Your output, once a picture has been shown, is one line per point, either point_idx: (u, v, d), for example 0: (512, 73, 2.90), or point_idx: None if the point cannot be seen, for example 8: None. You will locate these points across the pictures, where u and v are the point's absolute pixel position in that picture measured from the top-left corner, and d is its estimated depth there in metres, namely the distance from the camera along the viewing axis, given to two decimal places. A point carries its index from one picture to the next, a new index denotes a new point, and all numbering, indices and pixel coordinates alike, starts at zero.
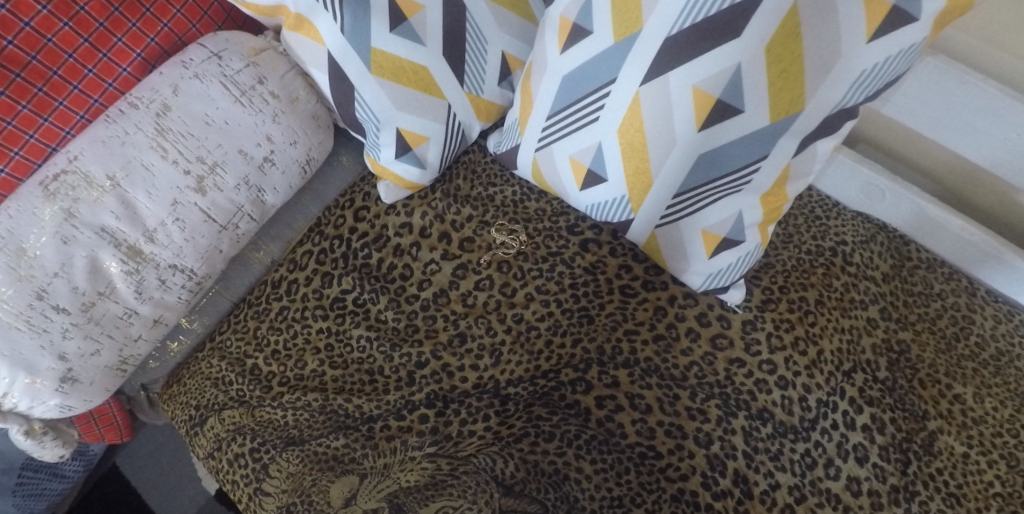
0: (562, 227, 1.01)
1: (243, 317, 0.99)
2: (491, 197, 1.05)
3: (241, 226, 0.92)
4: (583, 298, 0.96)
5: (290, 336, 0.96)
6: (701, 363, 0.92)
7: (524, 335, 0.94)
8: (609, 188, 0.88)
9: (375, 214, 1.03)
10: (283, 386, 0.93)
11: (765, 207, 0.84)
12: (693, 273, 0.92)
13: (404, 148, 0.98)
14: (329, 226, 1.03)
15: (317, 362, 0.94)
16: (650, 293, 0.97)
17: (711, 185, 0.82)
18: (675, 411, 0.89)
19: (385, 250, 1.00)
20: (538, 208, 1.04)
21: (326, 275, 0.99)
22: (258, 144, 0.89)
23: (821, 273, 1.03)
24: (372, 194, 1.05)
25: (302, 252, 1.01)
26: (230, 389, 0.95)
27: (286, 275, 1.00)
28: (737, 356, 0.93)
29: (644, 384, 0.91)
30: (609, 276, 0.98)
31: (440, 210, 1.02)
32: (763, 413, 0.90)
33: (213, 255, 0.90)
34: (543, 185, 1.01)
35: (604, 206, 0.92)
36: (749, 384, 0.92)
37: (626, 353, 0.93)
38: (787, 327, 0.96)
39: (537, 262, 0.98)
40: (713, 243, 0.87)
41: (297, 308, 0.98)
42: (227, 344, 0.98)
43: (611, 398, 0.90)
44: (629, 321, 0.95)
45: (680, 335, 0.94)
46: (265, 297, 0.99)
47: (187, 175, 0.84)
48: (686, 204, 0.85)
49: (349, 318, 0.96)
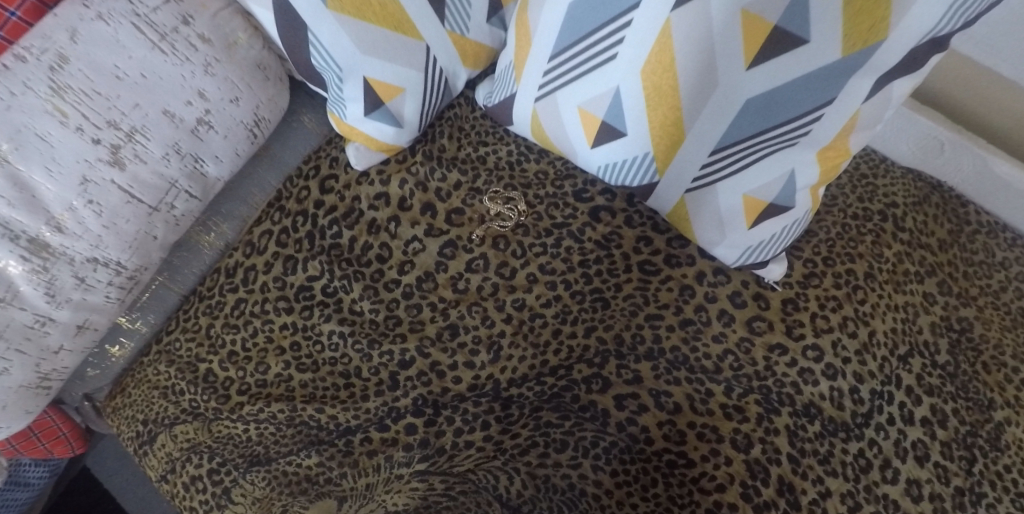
0: (568, 194, 0.85)
1: (194, 312, 0.84)
2: (482, 159, 0.88)
3: (177, 206, 0.76)
4: (596, 279, 0.81)
5: (249, 335, 0.81)
6: (737, 351, 0.79)
7: (527, 326, 0.79)
8: (628, 147, 0.72)
9: (344, 184, 0.86)
10: (242, 395, 0.79)
11: (822, 166, 0.68)
12: (728, 246, 0.76)
13: (373, 102, 0.81)
14: (291, 200, 0.87)
15: (282, 364, 0.79)
16: (674, 270, 0.81)
17: (759, 138, 0.65)
18: (708, 410, 0.76)
19: (358, 227, 0.84)
20: (539, 171, 0.87)
21: (289, 259, 0.83)
22: (188, 103, 0.72)
23: (870, 240, 0.89)
24: (341, 159, 0.88)
25: (259, 233, 0.85)
26: (182, 400, 0.81)
27: (242, 261, 0.84)
28: (778, 342, 0.79)
29: (671, 379, 0.77)
30: (625, 251, 0.82)
31: (422, 176, 0.86)
32: (810, 409, 0.78)
33: (146, 242, 0.74)
34: (544, 144, 0.84)
35: (619, 167, 0.75)
36: (793, 375, 0.78)
37: (648, 342, 0.79)
38: (833, 306, 0.82)
39: (540, 237, 0.82)
40: (756, 210, 0.72)
41: (256, 301, 0.82)
42: (176, 346, 0.83)
43: (632, 397, 0.76)
44: (652, 304, 0.80)
45: (712, 319, 0.80)
46: (218, 287, 0.84)
47: (96, 145, 0.67)
48: (725, 163, 0.68)
49: (318, 311, 0.81)
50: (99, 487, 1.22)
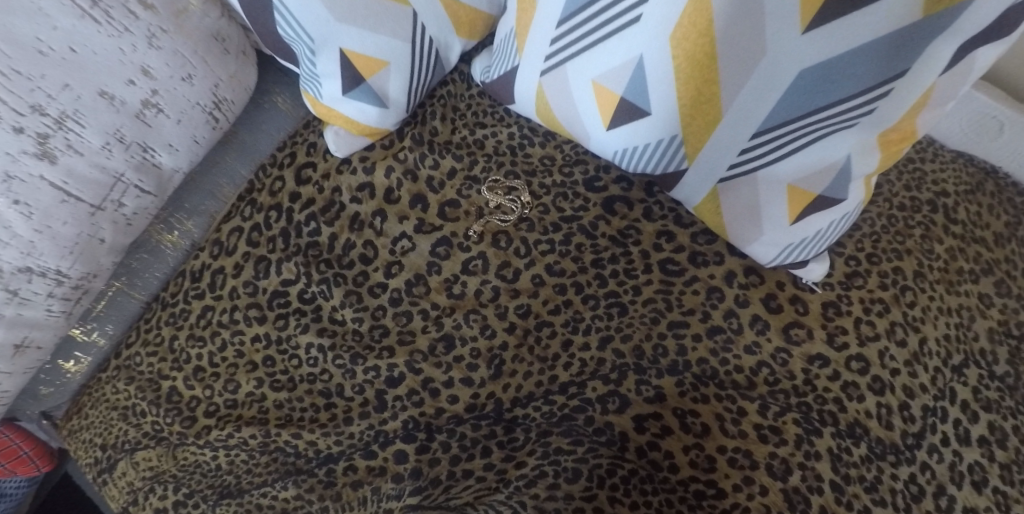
0: (578, 184, 0.75)
1: (156, 323, 0.75)
2: (479, 143, 0.78)
3: (125, 202, 0.66)
4: (612, 281, 0.71)
5: (217, 349, 0.71)
6: (772, 364, 0.69)
7: (532, 337, 0.69)
8: (652, 129, 0.61)
9: (323, 173, 0.76)
10: (210, 418, 0.69)
11: (883, 151, 0.57)
12: (766, 244, 0.66)
13: (353, 78, 0.70)
14: (264, 192, 0.77)
15: (254, 383, 0.69)
16: (701, 270, 0.71)
17: (812, 118, 0.54)
18: (741, 431, 0.66)
19: (339, 223, 0.74)
20: (545, 156, 0.76)
21: (261, 261, 0.73)
22: (129, 83, 0.60)
23: (919, 235, 0.79)
24: (319, 145, 0.78)
25: (228, 230, 0.76)
26: (144, 422, 0.72)
27: (209, 263, 0.75)
28: (818, 353, 0.70)
29: (698, 397, 0.67)
30: (644, 248, 0.72)
31: (411, 163, 0.75)
32: (855, 429, 0.68)
33: (91, 247, 0.65)
34: (551, 125, 0.73)
35: (639, 152, 0.65)
36: (835, 390, 0.69)
37: (671, 355, 0.69)
38: (880, 310, 0.73)
39: (546, 233, 0.72)
40: (802, 203, 0.61)
41: (224, 309, 0.73)
42: (137, 361, 0.74)
43: (654, 418, 0.66)
44: (675, 309, 0.70)
45: (744, 326, 0.70)
46: (183, 294, 0.75)
47: (20, 135, 0.55)
48: (769, 148, 0.58)
49: (295, 321, 0.71)
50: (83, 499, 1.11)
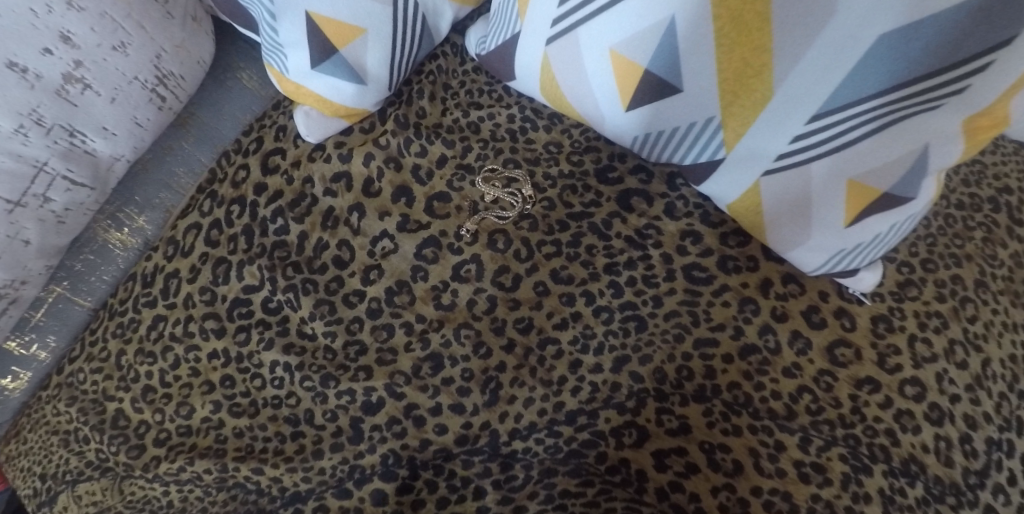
0: (589, 175, 0.64)
1: (102, 334, 0.65)
2: (473, 127, 0.67)
3: (51, 196, 0.55)
4: (629, 290, 0.60)
5: (169, 366, 0.62)
6: (814, 389, 0.59)
7: (535, 357, 0.59)
8: (683, 109, 0.50)
9: (293, 160, 0.66)
10: (160, 448, 0.60)
11: (967, 141, 0.47)
12: (812, 249, 0.55)
13: (322, 48, 0.59)
14: (225, 183, 0.66)
15: (210, 407, 0.60)
16: (731, 278, 0.61)
17: (885, 100, 0.43)
18: (778, 470, 0.56)
19: (310, 220, 0.63)
20: (550, 142, 0.66)
21: (220, 264, 0.63)
22: (44, 52, 0.50)
23: (980, 238, 0.68)
24: (289, 129, 0.67)
25: (185, 228, 0.66)
26: (87, 450, 0.62)
27: (162, 265, 0.65)
28: (868, 377, 0.60)
29: (728, 428, 0.57)
30: (666, 252, 0.61)
31: (394, 150, 0.65)
32: (910, 467, 0.58)
33: (13, 250, 0.55)
34: (557, 104, 0.61)
35: (664, 139, 0.55)
36: (887, 420, 0.59)
37: (698, 378, 0.59)
38: (937, 326, 0.63)
39: (552, 233, 0.62)
40: (861, 203, 0.50)
41: (177, 320, 0.63)
42: (80, 378, 0.64)
43: (677, 454, 0.56)
44: (703, 324, 0.59)
45: (782, 345, 0.60)
46: (133, 301, 0.65)
47: None
48: (829, 137, 0.47)
49: (257, 335, 0.61)
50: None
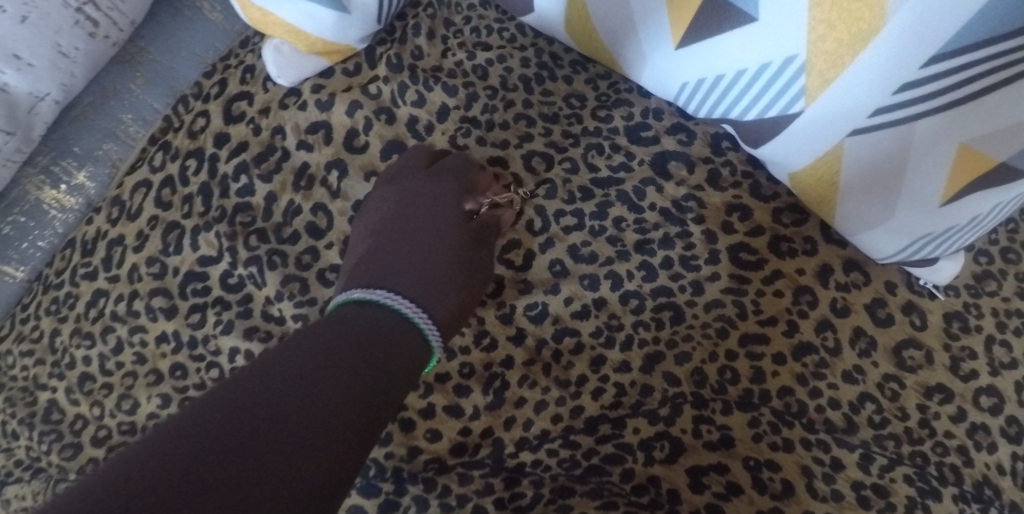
0: (618, 133, 0.54)
1: (36, 311, 0.55)
2: (480, 71, 0.56)
3: None
4: (663, 273, 0.51)
5: (110, 351, 0.52)
6: (878, 397, 0.50)
7: (549, 351, 0.49)
8: (758, 44, 0.40)
9: (261, 106, 0.55)
10: (100, 447, 0.50)
11: None
12: (895, 231, 0.45)
13: None
14: (180, 133, 0.55)
15: (158, 401, 0.50)
16: (786, 263, 0.51)
17: None
18: (834, 492, 0.47)
19: (279, 178, 0.53)
20: (572, 94, 0.56)
21: (172, 229, 0.53)
22: None
23: None
24: (259, 69, 0.56)
25: (132, 186, 0.55)
26: (16, 447, 0.53)
27: (104, 229, 0.54)
28: (939, 385, 0.51)
29: (779, 442, 0.48)
30: (709, 229, 0.51)
31: (386, 98, 0.54)
32: (985, 491, 0.49)
33: None
34: (585, 44, 0.52)
35: (721, 85, 0.44)
36: (959, 435, 0.51)
37: (743, 382, 0.49)
38: (1018, 327, 0.54)
39: (573, 202, 0.52)
40: (971, 175, 0.40)
41: (121, 295, 0.53)
42: (10, 362, 0.54)
43: (717, 471, 0.46)
44: (750, 317, 0.50)
45: (843, 345, 0.50)
46: (69, 272, 0.54)
47: None
48: (949, 85, 0.36)
49: (213, 317, 0.51)
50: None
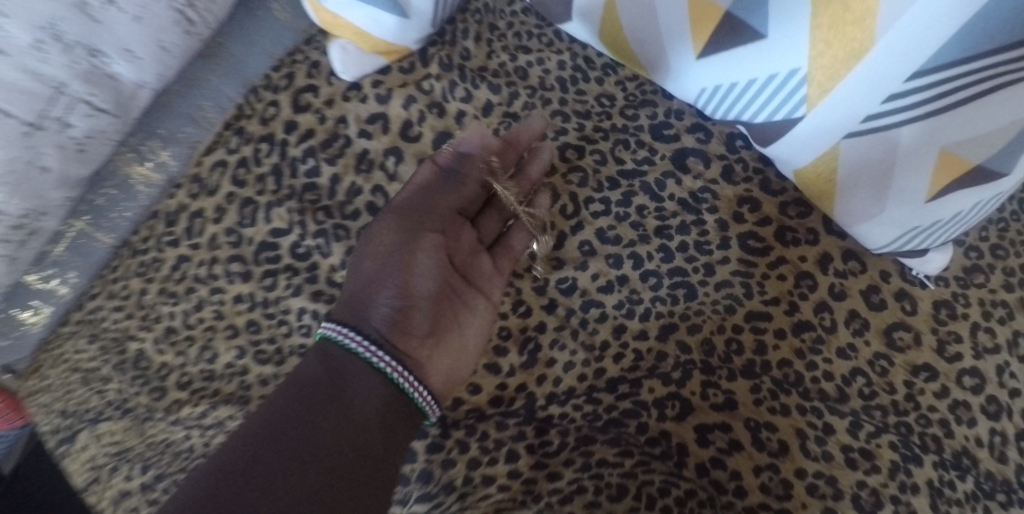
0: (643, 130, 0.61)
1: (125, 273, 0.62)
2: (521, 72, 0.63)
3: (72, 120, 0.52)
4: (679, 255, 0.57)
5: (192, 308, 0.59)
6: (869, 373, 0.56)
7: (577, 319, 0.56)
8: (767, 57, 0.46)
9: (326, 98, 0.62)
10: (183, 391, 0.58)
11: None
12: (886, 224, 0.51)
13: None
14: (253, 120, 0.63)
15: (233, 352, 0.58)
16: (789, 250, 0.57)
17: (999, 58, 0.39)
18: (825, 453, 0.53)
19: (343, 161, 0.60)
20: (602, 95, 0.62)
21: (247, 204, 0.60)
22: None
23: None
24: (324, 65, 0.64)
25: (210, 165, 0.62)
26: (107, 390, 0.60)
27: (186, 203, 0.62)
28: (925, 364, 0.57)
29: (777, 407, 0.54)
30: (722, 218, 0.58)
31: (437, 95, 0.61)
32: (962, 460, 0.55)
33: (32, 175, 0.52)
34: (616, 51, 0.58)
35: (733, 92, 0.51)
36: (942, 410, 0.56)
37: (747, 353, 0.56)
38: (1002, 316, 0.60)
39: (601, 190, 0.59)
40: (951, 177, 0.46)
41: (202, 261, 0.60)
42: (102, 316, 0.62)
43: (721, 430, 0.53)
44: (756, 297, 0.56)
45: (838, 325, 0.57)
46: (155, 239, 0.62)
47: None
48: (930, 97, 0.42)
49: (284, 281, 0.58)
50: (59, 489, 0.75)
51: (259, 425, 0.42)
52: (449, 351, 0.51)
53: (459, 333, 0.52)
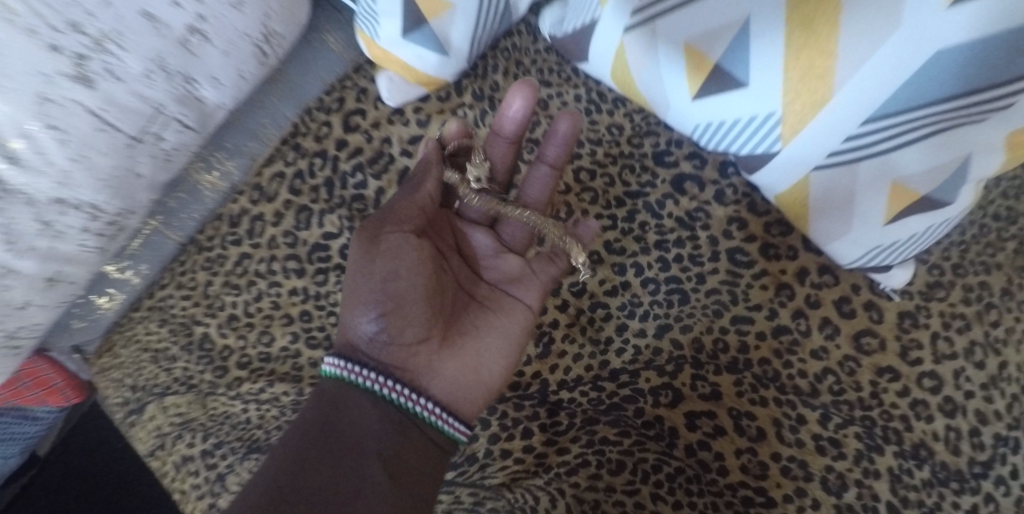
0: (647, 156, 0.70)
1: (191, 266, 0.71)
2: (543, 103, 0.71)
3: (166, 137, 0.62)
4: (675, 266, 0.66)
5: (252, 298, 0.69)
6: (838, 372, 0.65)
7: (585, 317, 0.65)
8: (750, 101, 0.55)
9: (372, 121, 0.72)
10: (243, 370, 0.68)
11: (1008, 154, 0.52)
12: (851, 244, 0.59)
13: (414, 19, 0.64)
14: (307, 137, 0.72)
15: (289, 337, 0.68)
16: (771, 264, 0.66)
17: (935, 108, 0.49)
18: (797, 440, 0.62)
19: (387, 177, 0.71)
20: (612, 124, 0.71)
21: (302, 211, 0.70)
22: (174, 4, 0.57)
23: (1013, 248, 0.74)
24: (371, 91, 0.73)
25: (269, 176, 0.71)
26: (174, 367, 0.69)
27: (248, 208, 0.71)
28: (889, 366, 0.66)
29: (756, 399, 0.63)
30: (713, 234, 0.67)
31: (470, 121, 0.71)
32: (919, 451, 0.64)
33: (129, 181, 0.61)
34: (625, 88, 0.67)
35: (720, 128, 0.60)
36: (903, 407, 0.65)
37: (732, 351, 0.64)
38: (960, 327, 0.68)
39: (609, 208, 0.68)
40: (903, 203, 0.55)
41: (261, 258, 0.69)
42: (170, 304, 0.71)
43: (707, 417, 0.62)
44: (740, 304, 0.65)
45: (813, 329, 0.65)
46: (219, 239, 0.71)
47: (56, 53, 0.51)
48: (881, 137, 0.51)
49: (334, 277, 0.69)
50: (115, 448, 0.96)
51: (317, 438, 0.52)
52: (452, 364, 0.57)
53: (467, 349, 0.58)
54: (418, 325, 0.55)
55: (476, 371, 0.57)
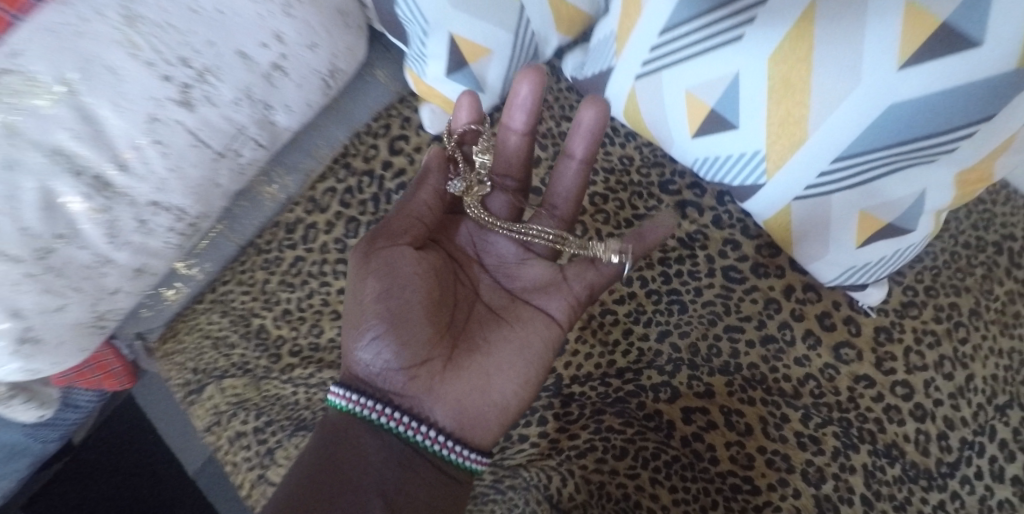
0: (654, 184, 0.80)
1: (251, 265, 0.81)
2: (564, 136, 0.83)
3: (244, 153, 0.72)
4: (675, 279, 0.76)
5: (305, 295, 0.79)
6: (819, 377, 0.74)
7: (596, 321, 0.75)
8: (741, 141, 0.66)
9: (415, 146, 0.83)
10: (294, 357, 0.77)
11: (958, 190, 0.62)
12: (828, 263, 0.69)
13: (457, 62, 0.75)
14: (358, 158, 0.83)
15: (336, 330, 0.78)
16: (761, 281, 0.76)
17: (890, 150, 0.59)
18: (781, 436, 0.70)
19: None
20: (624, 156, 0.82)
21: (352, 221, 0.81)
22: (263, 45, 0.69)
23: (980, 274, 0.83)
24: (415, 120, 0.85)
25: (323, 190, 0.82)
26: (233, 353, 0.79)
27: (303, 217, 0.81)
28: (865, 374, 0.74)
29: (745, 398, 0.71)
30: (710, 253, 0.77)
31: None
32: (892, 450, 0.71)
33: (209, 190, 0.71)
34: (636, 125, 0.78)
35: (716, 162, 0.71)
36: (878, 410, 0.73)
37: (724, 356, 0.73)
38: (931, 342, 0.77)
39: (619, 228, 0.78)
40: (871, 228, 0.65)
41: (315, 261, 0.80)
42: (231, 298, 0.81)
43: (701, 412, 0.70)
44: (733, 314, 0.74)
45: (796, 339, 0.74)
46: (277, 243, 0.81)
47: (168, 82, 0.64)
48: (848, 173, 0.62)
49: None
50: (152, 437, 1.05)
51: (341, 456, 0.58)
52: (457, 381, 0.60)
53: (476, 363, 0.62)
54: (418, 342, 0.59)
55: (483, 389, 0.61)
